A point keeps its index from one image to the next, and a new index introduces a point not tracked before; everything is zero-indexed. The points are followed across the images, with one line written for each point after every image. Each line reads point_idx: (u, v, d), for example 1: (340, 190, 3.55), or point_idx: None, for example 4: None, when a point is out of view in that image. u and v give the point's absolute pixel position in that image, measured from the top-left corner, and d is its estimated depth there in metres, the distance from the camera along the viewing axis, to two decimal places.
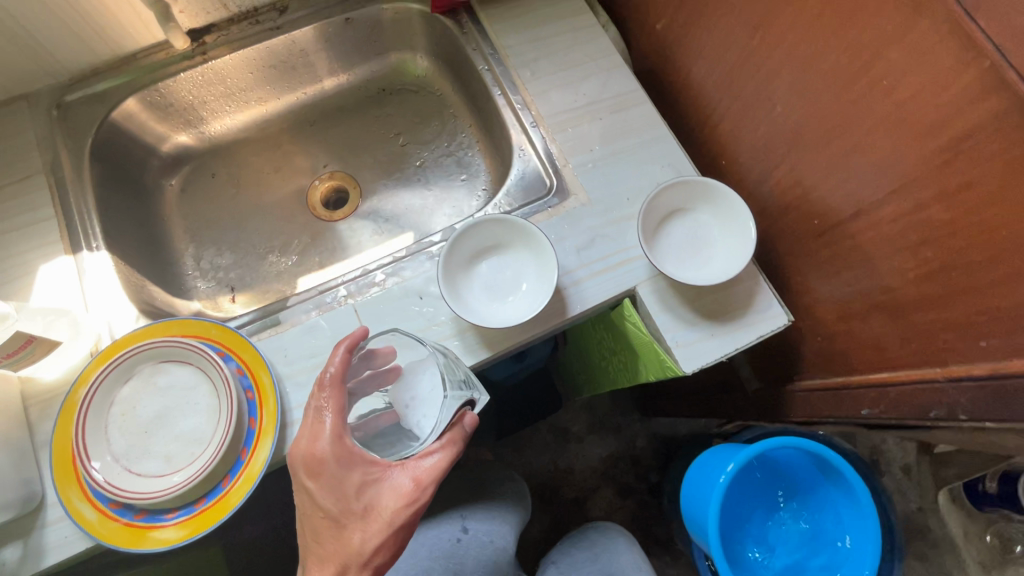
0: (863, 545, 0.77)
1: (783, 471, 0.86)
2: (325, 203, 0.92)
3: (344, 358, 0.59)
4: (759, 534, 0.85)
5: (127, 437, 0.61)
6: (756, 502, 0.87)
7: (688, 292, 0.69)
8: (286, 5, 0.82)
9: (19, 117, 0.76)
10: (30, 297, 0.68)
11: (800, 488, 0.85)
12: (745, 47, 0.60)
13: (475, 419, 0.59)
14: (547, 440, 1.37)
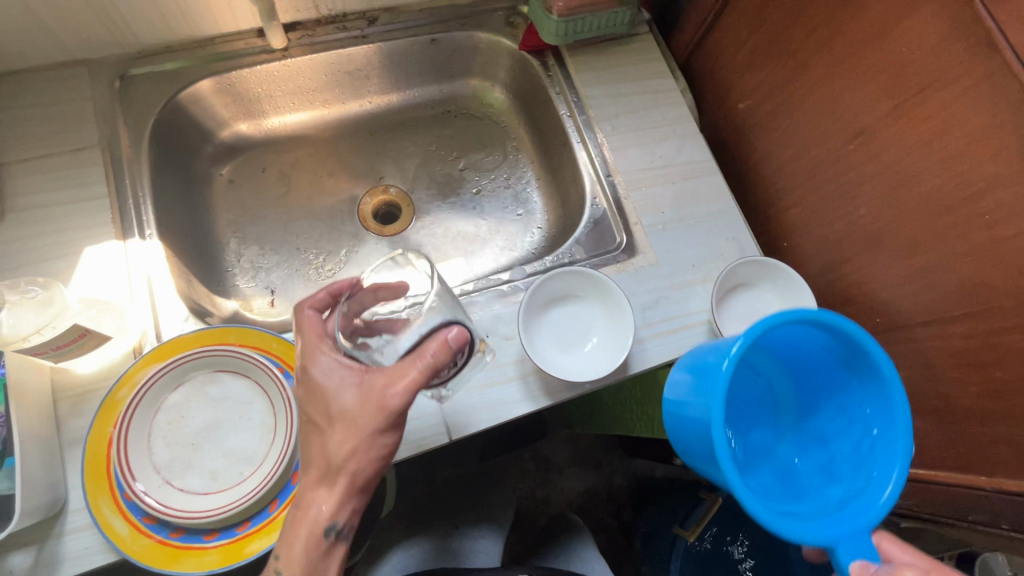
0: (880, 460, 0.50)
1: (785, 375, 0.59)
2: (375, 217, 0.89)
3: (324, 296, 0.59)
4: (763, 445, 0.57)
5: (172, 447, 0.58)
6: (755, 409, 0.59)
7: None
8: (375, 16, 0.81)
9: (78, 83, 0.71)
10: (72, 279, 0.63)
11: (811, 384, 0.57)
12: (837, 149, 0.64)
13: (461, 332, 0.51)
14: (527, 468, 1.34)
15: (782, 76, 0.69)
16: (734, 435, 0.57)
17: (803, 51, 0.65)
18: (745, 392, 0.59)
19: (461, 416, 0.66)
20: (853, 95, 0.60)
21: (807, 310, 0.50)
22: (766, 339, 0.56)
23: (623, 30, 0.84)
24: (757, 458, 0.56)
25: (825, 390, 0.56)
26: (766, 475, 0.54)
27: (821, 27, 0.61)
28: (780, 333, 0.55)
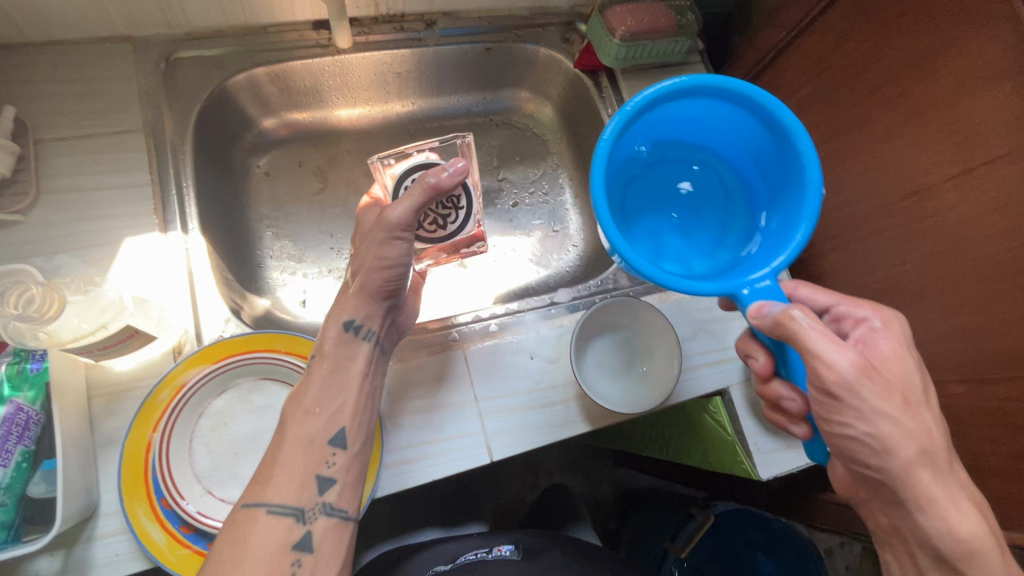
0: (785, 227, 0.52)
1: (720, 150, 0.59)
2: None
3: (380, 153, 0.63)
4: (673, 181, 0.61)
5: (214, 454, 0.57)
6: (653, 191, 0.61)
7: None
8: (433, 19, 0.80)
9: (122, 61, 0.68)
10: (111, 270, 0.60)
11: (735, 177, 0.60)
12: (889, 205, 0.66)
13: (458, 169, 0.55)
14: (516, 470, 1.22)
15: (839, 125, 0.70)
16: (642, 219, 0.60)
17: (864, 104, 0.66)
18: (654, 187, 0.61)
19: (502, 437, 0.65)
20: (913, 155, 0.62)
21: (682, 76, 0.50)
22: (657, 121, 0.56)
23: (679, 59, 0.84)
24: (665, 247, 0.59)
25: (747, 203, 0.59)
26: (689, 260, 0.59)
27: (887, 85, 0.63)
28: (653, 117, 0.55)
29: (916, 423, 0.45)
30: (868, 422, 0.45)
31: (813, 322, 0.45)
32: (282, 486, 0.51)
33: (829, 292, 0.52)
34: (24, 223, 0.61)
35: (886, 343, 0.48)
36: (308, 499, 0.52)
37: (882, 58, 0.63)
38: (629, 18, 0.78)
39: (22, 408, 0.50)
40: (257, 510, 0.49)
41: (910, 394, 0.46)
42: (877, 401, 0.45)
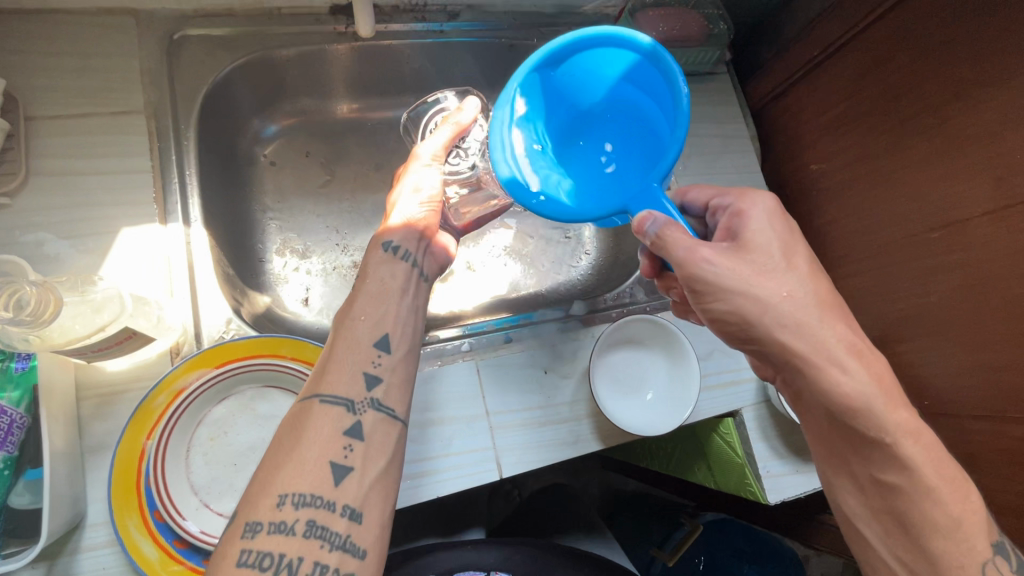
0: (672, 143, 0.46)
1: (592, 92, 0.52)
2: None
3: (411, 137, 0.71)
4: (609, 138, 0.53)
5: (213, 466, 0.54)
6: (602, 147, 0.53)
7: (787, 426, 0.72)
8: (456, 11, 0.76)
9: (124, 36, 0.63)
10: (105, 262, 0.56)
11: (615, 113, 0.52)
12: (917, 235, 0.65)
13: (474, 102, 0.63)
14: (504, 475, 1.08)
15: (869, 150, 0.69)
16: (567, 157, 0.53)
17: (898, 131, 0.65)
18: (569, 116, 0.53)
19: (513, 453, 0.63)
20: (947, 186, 0.61)
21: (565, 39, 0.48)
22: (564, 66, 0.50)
23: (706, 68, 0.82)
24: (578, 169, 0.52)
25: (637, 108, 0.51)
26: (594, 181, 0.52)
27: (924, 113, 0.62)
28: (571, 70, 0.50)
29: (787, 286, 0.47)
30: (735, 294, 0.47)
31: (670, 222, 0.46)
32: (335, 378, 0.51)
33: (713, 190, 0.55)
34: (11, 207, 0.56)
35: (757, 222, 0.50)
36: (358, 394, 0.51)
37: (921, 86, 0.62)
38: (661, 23, 0.75)
39: (4, 410, 0.46)
40: (312, 400, 0.50)
41: (779, 259, 0.48)
42: (739, 273, 0.47)
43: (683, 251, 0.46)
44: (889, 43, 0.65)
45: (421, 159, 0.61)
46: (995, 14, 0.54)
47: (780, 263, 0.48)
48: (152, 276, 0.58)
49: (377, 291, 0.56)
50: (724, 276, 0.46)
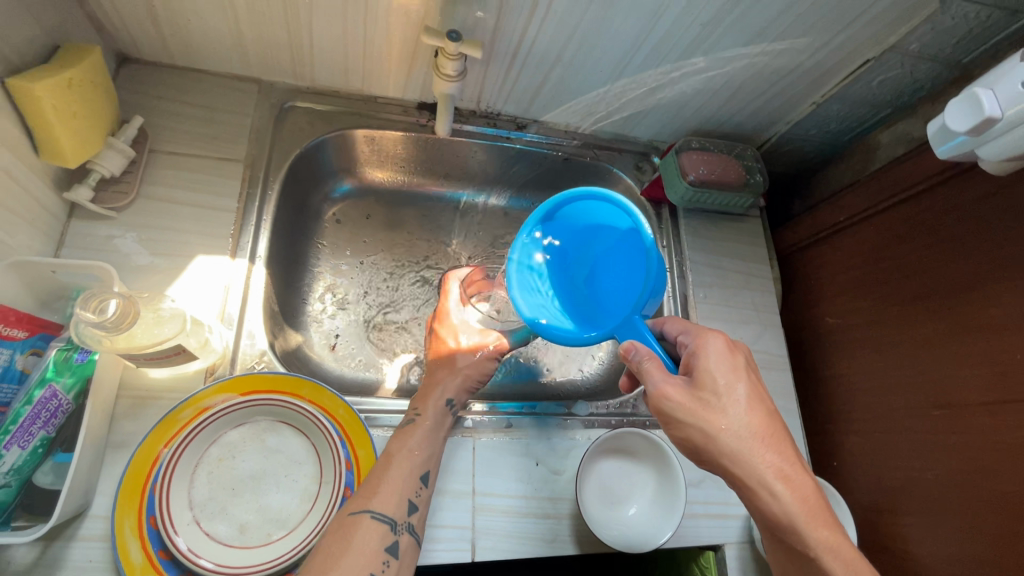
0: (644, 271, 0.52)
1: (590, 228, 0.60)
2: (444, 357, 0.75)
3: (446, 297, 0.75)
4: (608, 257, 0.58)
5: (213, 486, 0.58)
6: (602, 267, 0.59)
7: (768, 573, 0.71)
8: (524, 123, 0.87)
9: (247, 99, 0.75)
10: (175, 281, 0.65)
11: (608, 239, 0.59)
12: (919, 409, 0.67)
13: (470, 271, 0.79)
14: None
15: (881, 316, 0.73)
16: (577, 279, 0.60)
17: (907, 307, 0.69)
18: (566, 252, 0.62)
19: (490, 538, 0.65)
20: (950, 369, 0.63)
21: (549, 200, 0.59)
22: (561, 213, 0.60)
23: (739, 211, 0.89)
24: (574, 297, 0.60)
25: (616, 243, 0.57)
26: (590, 301, 0.58)
27: (933, 296, 0.66)
28: (569, 214, 0.60)
29: (733, 421, 0.48)
30: (692, 427, 0.48)
31: (648, 354, 0.49)
32: (385, 497, 0.55)
33: (680, 325, 0.56)
34: (114, 219, 0.65)
35: (711, 357, 0.51)
36: (401, 514, 0.56)
37: (934, 271, 0.66)
38: (702, 167, 0.83)
39: (56, 394, 0.53)
40: (363, 515, 0.54)
41: (730, 393, 0.49)
42: (694, 407, 0.48)
43: (657, 382, 0.48)
44: (907, 225, 0.70)
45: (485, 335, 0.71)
46: (1004, 225, 0.59)
47: (726, 395, 0.49)
48: (210, 301, 0.65)
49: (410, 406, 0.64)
50: (683, 411, 0.48)
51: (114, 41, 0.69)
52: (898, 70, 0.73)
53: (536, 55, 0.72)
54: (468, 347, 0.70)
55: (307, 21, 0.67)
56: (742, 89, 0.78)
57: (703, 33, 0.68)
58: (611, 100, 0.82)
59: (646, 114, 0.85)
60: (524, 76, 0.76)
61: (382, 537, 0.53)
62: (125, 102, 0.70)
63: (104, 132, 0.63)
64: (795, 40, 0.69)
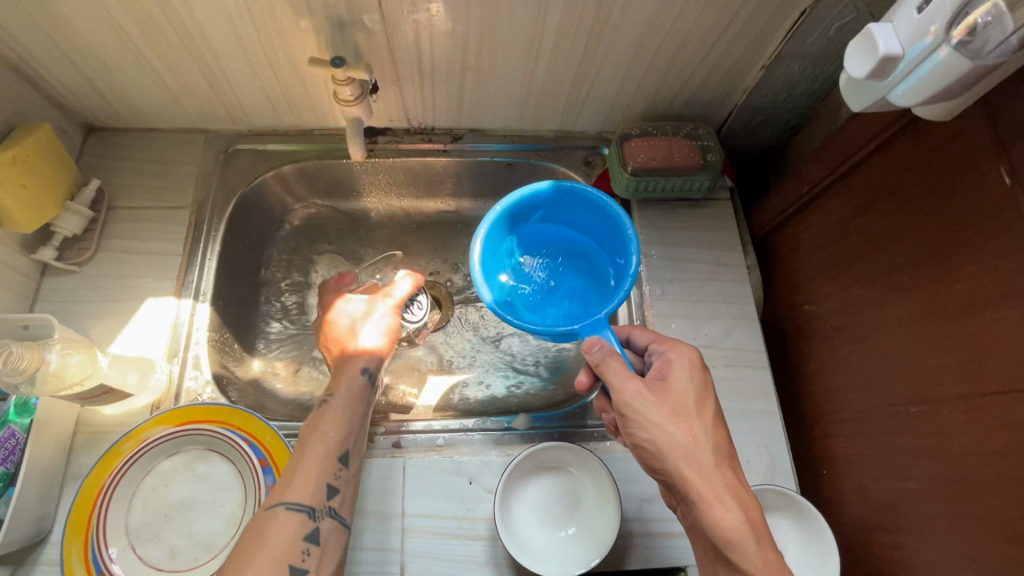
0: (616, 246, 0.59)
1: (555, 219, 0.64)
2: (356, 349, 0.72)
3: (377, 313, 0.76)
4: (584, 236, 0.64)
5: (148, 513, 0.62)
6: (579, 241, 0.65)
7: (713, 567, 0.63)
8: (460, 134, 0.86)
9: (193, 149, 0.82)
10: (126, 324, 0.71)
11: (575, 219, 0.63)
12: (898, 404, 0.56)
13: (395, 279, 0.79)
14: None
15: (852, 299, 0.63)
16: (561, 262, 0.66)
17: (875, 287, 0.59)
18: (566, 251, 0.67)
19: (419, 560, 0.63)
20: (923, 359, 0.53)
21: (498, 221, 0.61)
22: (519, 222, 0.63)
23: (699, 195, 0.81)
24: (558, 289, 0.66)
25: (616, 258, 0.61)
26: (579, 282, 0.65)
27: (899, 272, 0.56)
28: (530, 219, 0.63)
29: (682, 426, 0.50)
30: (643, 425, 0.50)
31: (609, 351, 0.51)
32: (300, 487, 0.56)
33: (652, 335, 0.58)
34: (78, 272, 0.73)
35: (679, 370, 0.53)
36: (321, 500, 0.57)
37: (898, 243, 0.56)
38: (643, 152, 0.77)
39: (14, 434, 0.59)
40: (277, 507, 0.55)
41: (686, 407, 0.51)
42: (653, 411, 0.50)
43: (617, 381, 0.50)
44: (868, 190, 0.60)
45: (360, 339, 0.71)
46: (962, 178, 0.49)
47: (680, 408, 0.51)
48: (156, 340, 0.71)
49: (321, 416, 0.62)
50: (636, 408, 0.50)
51: (77, 115, 0.78)
52: (845, 16, 0.63)
53: (441, 66, 0.71)
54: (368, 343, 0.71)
55: (221, 71, 0.71)
56: (674, 66, 0.72)
57: (601, 13, 0.64)
58: (539, 97, 0.79)
59: (582, 107, 0.81)
60: (440, 88, 0.76)
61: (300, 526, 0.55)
62: (90, 168, 0.79)
63: (60, 198, 0.71)
64: (708, 3, 0.63)
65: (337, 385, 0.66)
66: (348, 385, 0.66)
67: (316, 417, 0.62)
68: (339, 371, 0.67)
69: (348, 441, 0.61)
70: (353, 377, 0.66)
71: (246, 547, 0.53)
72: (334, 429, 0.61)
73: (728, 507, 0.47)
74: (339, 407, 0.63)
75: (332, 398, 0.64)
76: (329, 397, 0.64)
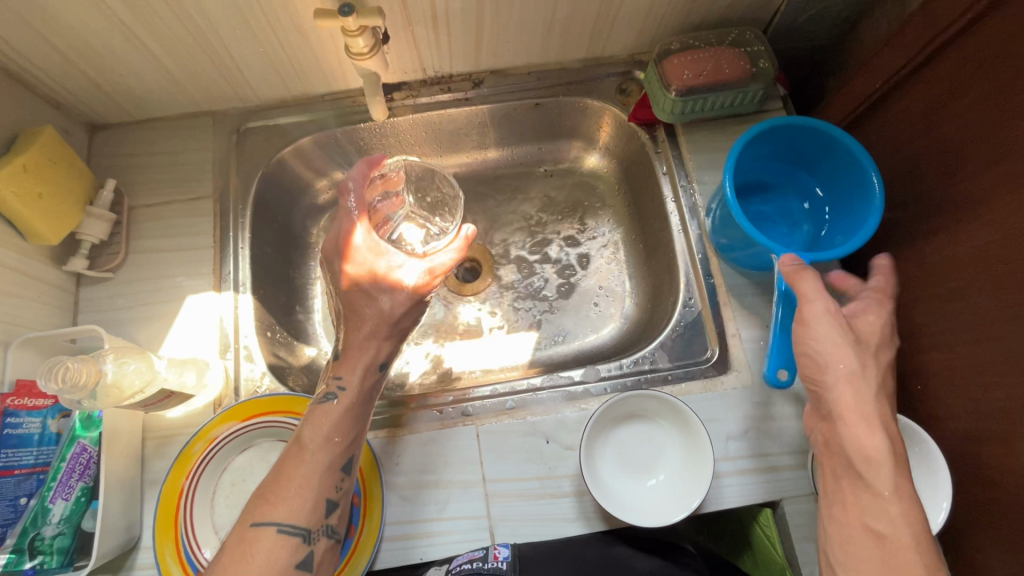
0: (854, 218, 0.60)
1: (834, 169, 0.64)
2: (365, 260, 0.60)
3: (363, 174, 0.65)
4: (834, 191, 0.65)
5: (233, 510, 0.61)
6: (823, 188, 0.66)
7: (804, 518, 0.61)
8: (480, 78, 0.79)
9: (204, 133, 0.77)
10: (172, 325, 0.69)
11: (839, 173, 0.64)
12: (1015, 306, 0.51)
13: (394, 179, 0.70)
14: None
15: (947, 197, 0.57)
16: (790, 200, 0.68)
17: (976, 180, 0.53)
18: (778, 173, 0.69)
19: (507, 523, 0.62)
20: None
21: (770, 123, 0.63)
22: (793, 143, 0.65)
23: (751, 110, 0.73)
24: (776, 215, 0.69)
25: (845, 200, 0.63)
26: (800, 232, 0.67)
27: (1006, 160, 0.50)
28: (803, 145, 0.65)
29: (853, 359, 0.52)
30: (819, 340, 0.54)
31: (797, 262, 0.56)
32: (297, 502, 0.52)
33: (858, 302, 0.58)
34: (113, 279, 0.71)
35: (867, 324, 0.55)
36: (316, 521, 0.53)
37: (1005, 126, 0.49)
38: (687, 69, 0.70)
39: (86, 449, 0.59)
40: (267, 527, 0.51)
41: (862, 347, 0.53)
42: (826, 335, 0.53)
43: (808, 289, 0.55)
44: (963, 71, 0.53)
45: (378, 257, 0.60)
46: None
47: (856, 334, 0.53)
48: (204, 338, 0.69)
49: (365, 351, 0.58)
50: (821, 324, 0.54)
51: (79, 114, 0.74)
52: None
53: (455, 0, 0.64)
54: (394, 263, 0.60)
55: (219, 41, 0.65)
56: None
57: None
58: (563, 24, 0.71)
59: (611, 27, 0.73)
60: (455, 28, 0.69)
61: (292, 552, 0.50)
62: (103, 168, 0.75)
63: (81, 204, 0.68)
64: None
65: (348, 377, 0.57)
66: (362, 377, 0.57)
67: (320, 416, 0.55)
68: (354, 352, 0.58)
69: (352, 445, 0.56)
70: (367, 370, 0.58)
71: (232, 569, 0.49)
72: (341, 435, 0.55)
73: (872, 432, 0.50)
74: (347, 407, 0.56)
75: (340, 394, 0.56)
76: (337, 391, 0.57)
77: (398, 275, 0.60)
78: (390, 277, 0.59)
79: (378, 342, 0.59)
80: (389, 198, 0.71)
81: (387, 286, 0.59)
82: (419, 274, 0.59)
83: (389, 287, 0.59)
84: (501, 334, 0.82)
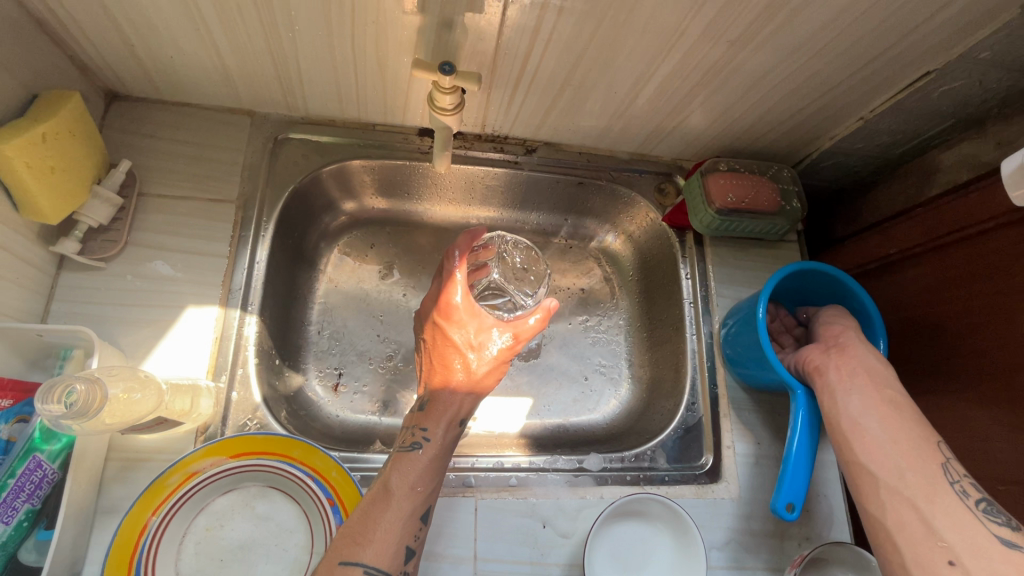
0: None
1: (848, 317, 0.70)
2: (455, 322, 0.61)
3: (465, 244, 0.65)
4: None
5: (202, 557, 0.56)
6: None
7: None
8: (533, 146, 0.81)
9: (238, 133, 0.72)
10: (164, 334, 0.62)
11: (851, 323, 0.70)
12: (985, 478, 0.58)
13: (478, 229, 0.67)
14: None
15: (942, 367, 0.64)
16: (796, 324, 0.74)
17: (964, 360, 0.61)
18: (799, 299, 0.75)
19: None
20: (1019, 441, 0.55)
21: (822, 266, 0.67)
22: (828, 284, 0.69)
23: (773, 237, 0.80)
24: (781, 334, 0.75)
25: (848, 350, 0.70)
26: None
27: (998, 354, 0.58)
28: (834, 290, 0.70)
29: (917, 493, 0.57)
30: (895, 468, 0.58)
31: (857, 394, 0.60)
32: (380, 549, 0.49)
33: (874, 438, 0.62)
34: (104, 269, 0.64)
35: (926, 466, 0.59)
36: (397, 567, 0.50)
37: (1000, 324, 0.57)
38: (731, 192, 0.75)
39: (41, 465, 0.51)
40: (355, 568, 0.47)
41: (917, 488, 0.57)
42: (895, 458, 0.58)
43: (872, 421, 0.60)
44: (973, 267, 0.61)
45: (469, 318, 0.61)
46: None
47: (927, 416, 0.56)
48: (198, 355, 0.63)
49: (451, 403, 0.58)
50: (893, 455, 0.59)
51: (102, 81, 0.67)
52: (958, 81, 0.62)
53: (543, 79, 0.65)
54: (487, 327, 0.61)
55: (294, 56, 0.62)
56: (775, 108, 0.70)
57: (730, 51, 0.60)
58: (628, 121, 0.74)
59: (668, 134, 0.77)
60: (531, 100, 0.70)
61: None
62: (115, 144, 0.68)
63: (89, 182, 0.61)
64: (837, 57, 0.60)
65: (432, 428, 0.57)
66: (446, 431, 0.57)
67: (406, 465, 0.54)
68: (438, 406, 0.58)
69: (431, 497, 0.55)
70: (451, 424, 0.58)
71: None
72: (424, 486, 0.54)
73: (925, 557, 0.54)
74: (430, 460, 0.55)
75: (425, 445, 0.55)
76: (423, 441, 0.56)
77: (485, 339, 0.61)
78: (479, 336, 0.60)
79: (461, 399, 0.59)
80: (480, 267, 0.73)
81: (475, 346, 0.60)
82: (504, 341, 0.60)
83: (477, 350, 0.60)
84: (498, 395, 0.81)
